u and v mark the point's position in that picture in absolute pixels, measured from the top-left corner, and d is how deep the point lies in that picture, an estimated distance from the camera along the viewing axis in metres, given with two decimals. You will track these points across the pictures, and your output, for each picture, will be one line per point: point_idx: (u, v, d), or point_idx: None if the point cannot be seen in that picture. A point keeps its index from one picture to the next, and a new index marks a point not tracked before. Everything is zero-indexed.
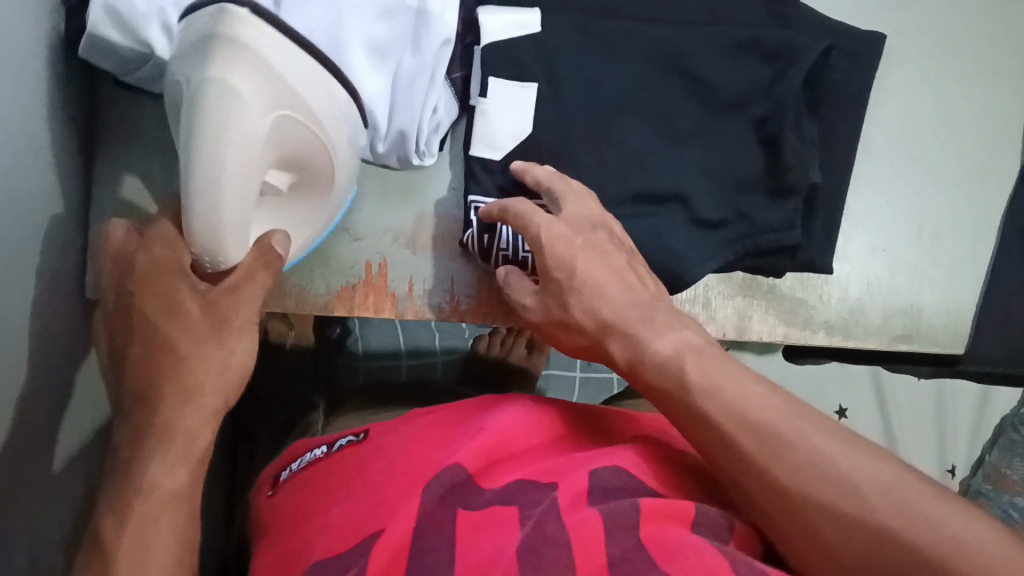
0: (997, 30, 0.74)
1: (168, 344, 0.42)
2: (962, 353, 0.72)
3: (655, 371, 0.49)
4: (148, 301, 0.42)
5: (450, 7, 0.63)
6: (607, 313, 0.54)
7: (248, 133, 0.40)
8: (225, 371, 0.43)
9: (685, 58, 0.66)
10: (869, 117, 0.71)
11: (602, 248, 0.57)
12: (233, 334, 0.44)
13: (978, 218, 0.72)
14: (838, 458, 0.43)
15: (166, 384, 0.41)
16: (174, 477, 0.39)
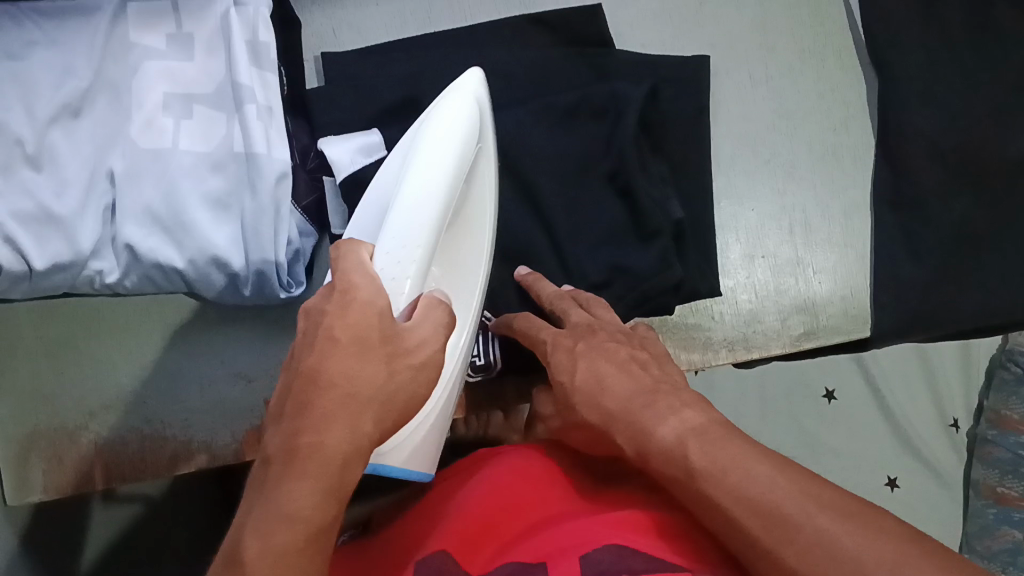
0: (811, 13, 0.75)
1: (339, 364, 0.37)
2: (868, 335, 0.72)
3: (662, 461, 0.43)
4: (339, 328, 0.38)
5: (275, 143, 0.64)
6: (610, 405, 0.49)
7: (444, 176, 0.51)
8: (394, 401, 0.39)
9: (517, 135, 0.67)
10: (713, 133, 0.72)
11: (604, 346, 0.55)
12: (402, 374, 0.39)
13: (847, 198, 0.73)
14: (841, 536, 0.35)
15: (344, 405, 0.37)
16: (313, 509, 0.35)
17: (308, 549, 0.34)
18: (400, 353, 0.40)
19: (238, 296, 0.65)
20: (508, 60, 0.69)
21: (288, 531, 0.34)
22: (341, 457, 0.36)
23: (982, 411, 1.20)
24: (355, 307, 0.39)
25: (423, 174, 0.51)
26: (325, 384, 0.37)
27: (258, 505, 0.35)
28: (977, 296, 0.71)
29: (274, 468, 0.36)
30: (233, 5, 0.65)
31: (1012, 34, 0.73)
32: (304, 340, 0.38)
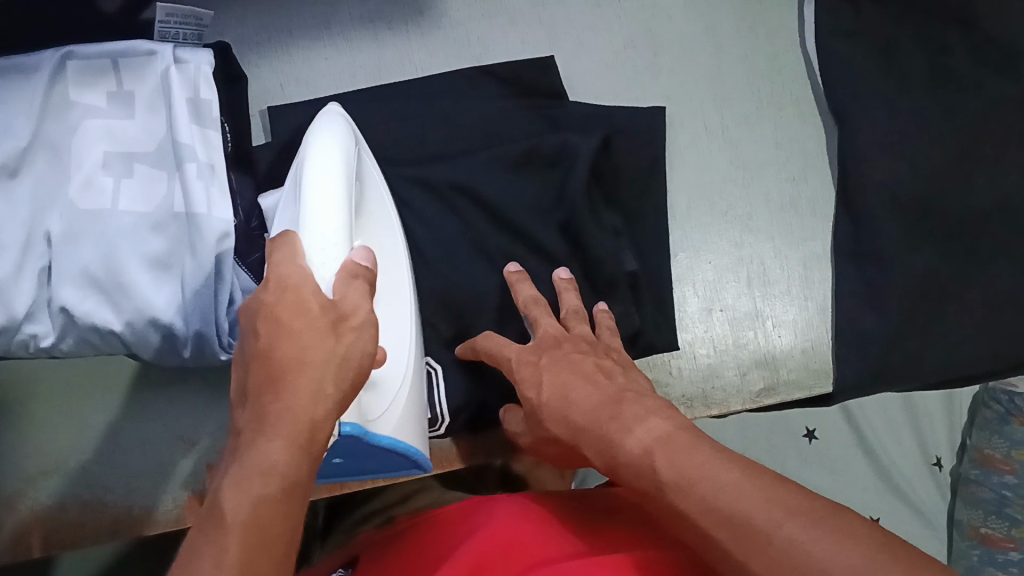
0: (766, 64, 0.75)
1: (286, 340, 0.40)
2: (831, 390, 0.70)
3: (633, 476, 0.44)
4: (284, 310, 0.41)
5: (216, 203, 0.61)
6: (578, 419, 0.50)
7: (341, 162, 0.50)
8: (349, 366, 0.41)
9: (472, 186, 0.64)
10: (670, 184, 0.72)
11: (570, 357, 0.55)
12: (351, 329, 0.42)
13: (806, 248, 0.72)
14: (814, 542, 0.35)
15: (300, 372, 0.40)
16: (277, 455, 0.38)
17: (282, 500, 0.37)
18: (348, 321, 0.42)
19: (178, 356, 0.63)
20: (457, 111, 0.68)
21: (263, 487, 0.37)
22: (305, 421, 0.39)
23: (966, 450, 1.12)
24: (293, 289, 0.42)
25: (323, 148, 0.50)
26: (275, 360, 0.40)
27: (232, 469, 0.38)
28: (941, 350, 0.69)
29: (245, 438, 0.39)
30: (174, 62, 0.64)
31: (973, 81, 0.71)
32: (249, 331, 0.42)
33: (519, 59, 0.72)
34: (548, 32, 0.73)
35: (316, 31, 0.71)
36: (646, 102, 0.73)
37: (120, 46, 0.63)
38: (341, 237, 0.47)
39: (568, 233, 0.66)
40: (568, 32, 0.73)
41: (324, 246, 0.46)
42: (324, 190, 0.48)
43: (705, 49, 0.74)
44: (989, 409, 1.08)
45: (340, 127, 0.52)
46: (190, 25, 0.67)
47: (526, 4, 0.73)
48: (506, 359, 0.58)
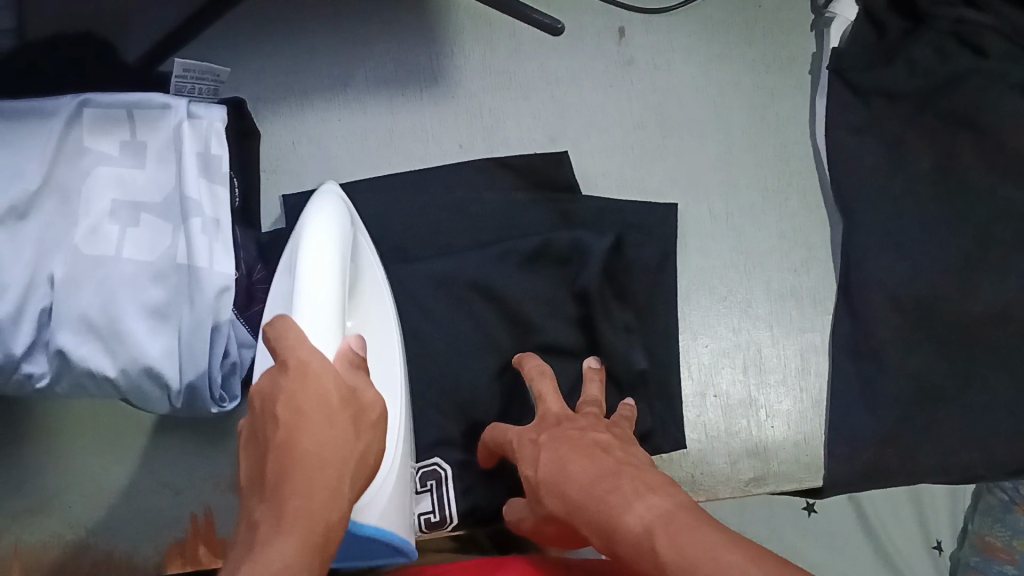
0: (775, 153, 0.76)
1: (308, 433, 0.41)
2: (821, 485, 0.69)
3: (632, 555, 0.42)
4: (304, 400, 0.41)
5: (219, 257, 0.62)
6: (572, 493, 0.48)
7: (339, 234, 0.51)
8: (364, 458, 0.43)
9: (483, 281, 0.66)
10: (681, 267, 0.72)
11: (567, 433, 0.54)
12: (366, 427, 0.44)
13: (802, 341, 0.72)
14: None
15: (324, 469, 0.41)
16: (289, 552, 0.38)
17: None
18: (364, 416, 0.44)
19: (166, 407, 0.63)
20: (467, 198, 0.69)
21: None
22: (325, 516, 0.40)
23: (966, 534, 1.10)
24: (315, 378, 0.42)
25: (322, 226, 0.50)
26: (299, 455, 0.40)
27: (247, 562, 0.38)
28: (936, 449, 0.68)
29: (262, 531, 0.39)
30: (187, 116, 0.65)
31: (980, 182, 0.71)
32: (268, 418, 0.42)
33: (531, 152, 0.73)
34: (562, 110, 0.74)
35: (332, 94, 0.72)
36: (662, 199, 0.73)
37: (136, 97, 0.64)
38: (335, 320, 0.47)
39: (574, 327, 0.68)
40: (581, 112, 0.75)
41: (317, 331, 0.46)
42: (319, 269, 0.48)
43: (716, 134, 0.75)
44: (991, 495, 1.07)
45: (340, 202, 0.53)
46: (206, 81, 0.68)
47: (540, 81, 0.75)
48: (509, 437, 0.58)
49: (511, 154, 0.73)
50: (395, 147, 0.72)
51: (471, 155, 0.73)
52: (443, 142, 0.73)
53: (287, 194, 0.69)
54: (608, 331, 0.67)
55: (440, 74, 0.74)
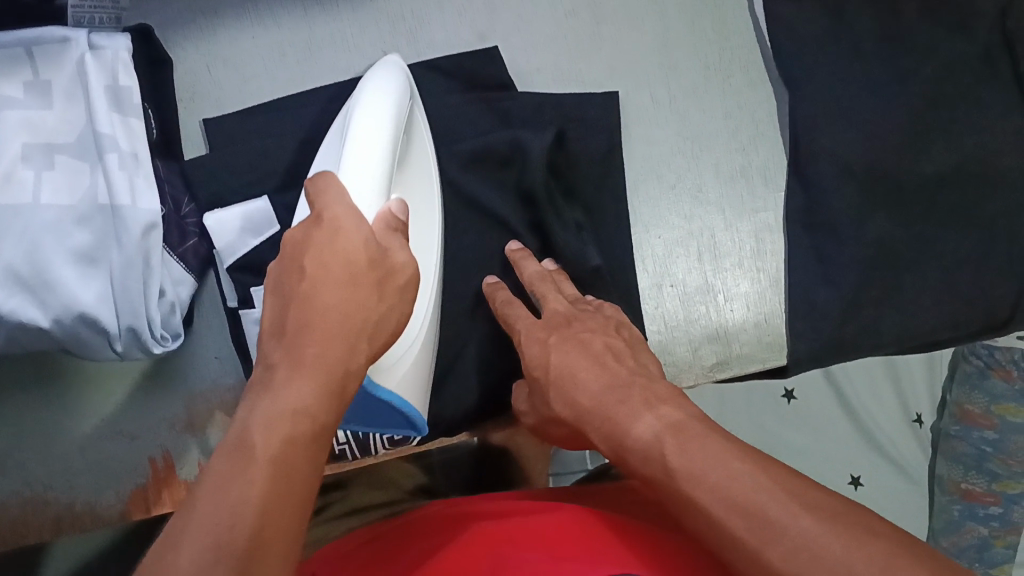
0: (713, 29, 0.73)
1: (331, 291, 0.40)
2: (785, 363, 0.69)
3: (641, 462, 0.41)
4: (330, 258, 0.41)
5: (141, 194, 0.59)
6: (583, 401, 0.47)
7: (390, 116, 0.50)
8: (385, 322, 0.42)
9: None
10: (627, 157, 0.70)
11: (579, 337, 0.52)
12: (390, 290, 0.43)
13: (755, 220, 0.70)
14: (830, 539, 0.33)
15: (342, 325, 0.40)
16: (301, 397, 0.37)
17: (308, 443, 0.36)
18: (391, 281, 0.43)
19: (108, 354, 0.60)
20: None
21: (294, 425, 0.36)
22: (340, 369, 0.39)
23: (944, 405, 1.11)
24: (346, 238, 0.42)
25: (374, 100, 0.51)
26: (321, 313, 0.40)
27: (260, 402, 0.37)
28: (900, 318, 0.68)
29: (277, 374, 0.38)
30: (89, 48, 0.61)
31: (925, 40, 0.70)
32: (292, 269, 0.41)
33: (460, 52, 0.70)
34: (488, 4, 0.71)
35: (243, 10, 0.68)
36: (600, 88, 0.71)
37: (31, 32, 0.59)
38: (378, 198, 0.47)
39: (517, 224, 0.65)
40: (508, 5, 0.71)
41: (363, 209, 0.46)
42: (370, 138, 0.48)
43: (650, 15, 0.72)
44: (968, 363, 1.07)
45: (394, 83, 0.53)
46: (106, 7, 0.64)
47: None
48: (517, 325, 0.57)
49: (440, 56, 0.70)
50: (318, 63, 0.69)
51: (397, 61, 0.70)
52: (367, 52, 0.70)
53: (207, 121, 0.66)
54: (557, 228, 0.65)
55: None
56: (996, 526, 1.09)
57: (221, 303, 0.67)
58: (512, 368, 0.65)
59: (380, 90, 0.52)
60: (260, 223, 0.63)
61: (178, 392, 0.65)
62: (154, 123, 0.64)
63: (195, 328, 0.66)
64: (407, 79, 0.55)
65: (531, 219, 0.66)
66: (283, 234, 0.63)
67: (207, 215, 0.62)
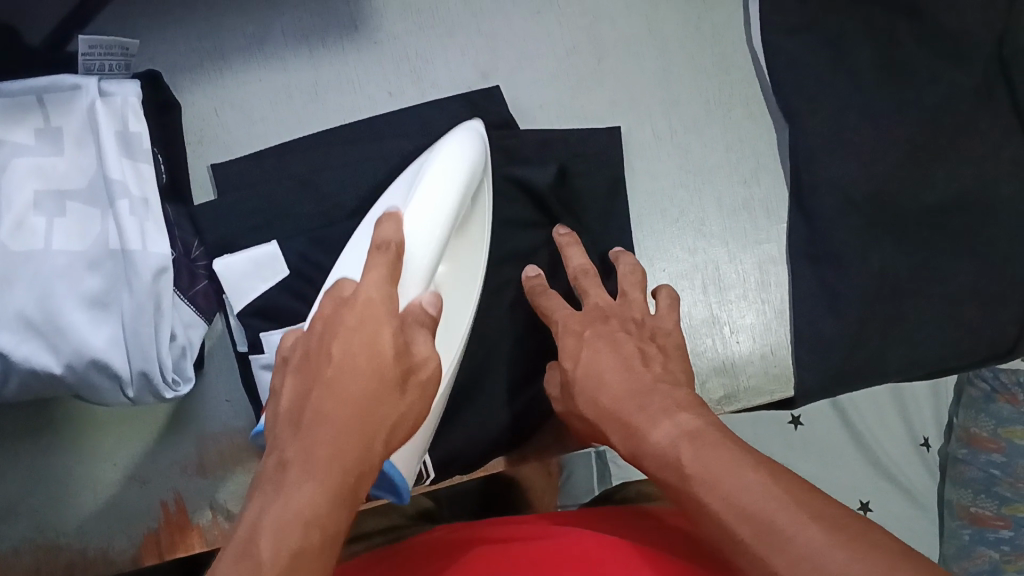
0: (713, 63, 0.74)
1: (352, 387, 0.42)
2: (793, 395, 0.69)
3: (656, 467, 0.44)
4: (355, 350, 0.43)
5: (151, 239, 0.60)
6: (608, 403, 0.50)
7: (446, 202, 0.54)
8: (406, 420, 0.44)
9: None
10: (631, 192, 0.71)
11: (613, 336, 0.55)
12: (411, 381, 0.44)
13: (758, 253, 0.71)
14: (833, 547, 0.34)
15: (361, 423, 0.41)
16: (311, 501, 0.38)
17: (319, 549, 0.37)
18: (413, 377, 0.45)
19: (121, 399, 0.61)
20: (401, 146, 0.67)
21: (304, 532, 0.37)
22: (357, 468, 0.40)
23: (952, 429, 1.13)
24: (372, 330, 0.44)
25: (435, 176, 0.55)
26: (343, 407, 0.41)
27: (271, 506, 0.38)
28: (905, 347, 0.68)
29: (292, 472, 0.39)
30: (100, 95, 0.61)
31: (922, 71, 0.70)
32: (318, 359, 0.43)
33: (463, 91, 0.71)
34: (490, 43, 0.72)
35: (250, 55, 0.70)
36: (603, 124, 0.72)
37: (44, 79, 0.61)
38: (422, 278, 0.51)
39: (525, 262, 0.66)
40: (511, 44, 0.72)
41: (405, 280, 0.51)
42: (422, 222, 0.52)
43: (650, 51, 0.73)
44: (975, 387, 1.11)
45: (461, 158, 0.56)
46: (115, 55, 0.65)
47: (464, 15, 0.72)
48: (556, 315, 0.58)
49: (444, 96, 0.71)
50: (323, 104, 0.70)
51: (402, 102, 0.71)
52: (372, 92, 0.70)
53: (215, 163, 0.67)
54: None
55: (359, 19, 0.71)
56: (1006, 551, 1.10)
57: (231, 346, 0.67)
58: (521, 404, 0.66)
59: (454, 156, 0.56)
60: (269, 267, 0.63)
61: (188, 433, 0.66)
62: (163, 168, 0.64)
63: (205, 370, 0.66)
64: (478, 146, 0.58)
65: (538, 257, 0.67)
66: (292, 275, 0.64)
67: (217, 259, 0.63)
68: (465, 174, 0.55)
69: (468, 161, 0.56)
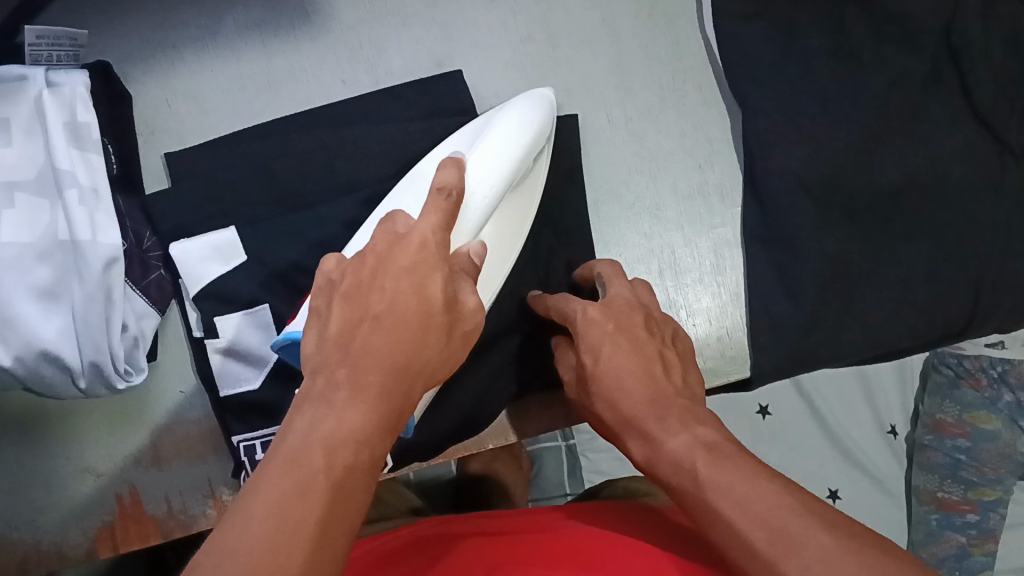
0: (667, 48, 0.74)
1: (393, 330, 0.41)
2: (750, 375, 0.70)
3: (671, 473, 0.45)
4: (401, 280, 0.42)
5: (101, 229, 0.59)
6: (626, 407, 0.50)
7: (510, 159, 0.55)
8: (445, 364, 0.44)
9: None
10: (588, 177, 0.72)
11: (635, 331, 0.54)
12: (455, 332, 0.44)
13: (713, 237, 0.72)
14: (838, 557, 0.36)
15: (404, 368, 0.41)
16: (350, 421, 0.38)
17: (355, 476, 0.37)
18: (457, 325, 0.44)
19: (73, 391, 0.60)
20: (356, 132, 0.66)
21: (344, 455, 0.37)
22: (391, 418, 0.40)
23: (919, 416, 1.14)
24: (426, 266, 0.43)
25: (501, 128, 0.56)
26: (393, 346, 0.41)
27: (319, 422, 0.38)
28: (860, 327, 0.69)
29: (337, 398, 0.39)
30: (47, 85, 0.60)
31: (870, 55, 0.71)
32: (369, 287, 0.43)
33: (418, 79, 0.71)
34: (444, 31, 0.72)
35: (201, 45, 0.69)
36: (557, 111, 0.72)
37: None
38: (470, 232, 0.52)
39: None
40: (464, 32, 0.72)
41: (458, 225, 0.52)
42: (483, 173, 0.53)
43: (604, 38, 0.73)
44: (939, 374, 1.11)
45: (529, 114, 0.58)
46: (63, 46, 0.64)
47: (417, 3, 0.72)
48: (573, 304, 0.58)
49: (398, 85, 0.71)
50: (275, 93, 0.70)
51: (357, 90, 0.71)
52: (325, 81, 0.70)
53: (168, 153, 0.67)
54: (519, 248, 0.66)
55: (311, 7, 0.70)
56: (974, 534, 1.10)
57: (185, 337, 0.66)
58: (480, 388, 0.66)
59: (518, 111, 0.58)
60: (226, 254, 0.63)
61: (141, 424, 0.65)
62: (114, 159, 0.64)
63: (160, 361, 0.66)
64: (546, 111, 0.60)
65: None
66: (250, 262, 0.63)
67: (173, 245, 0.63)
68: (527, 131, 0.57)
69: (531, 126, 0.57)
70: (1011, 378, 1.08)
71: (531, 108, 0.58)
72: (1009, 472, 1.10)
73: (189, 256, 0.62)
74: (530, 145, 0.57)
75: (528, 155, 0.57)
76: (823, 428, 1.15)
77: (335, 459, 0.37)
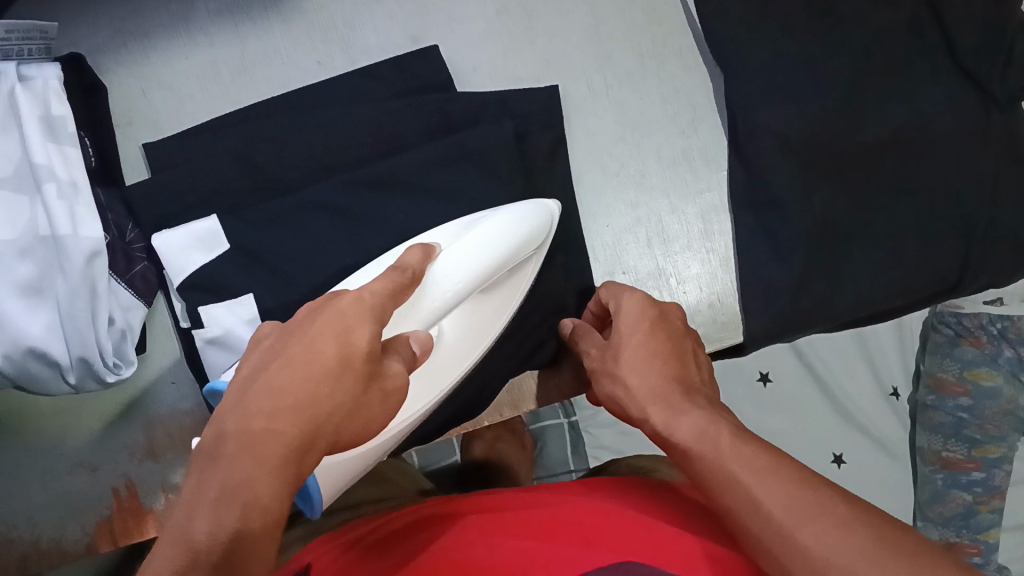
0: (645, 13, 0.73)
1: (300, 376, 0.40)
2: (742, 340, 0.71)
3: (689, 438, 0.44)
4: (316, 340, 0.42)
5: (81, 223, 0.59)
6: (653, 380, 0.50)
7: (479, 260, 0.54)
8: (362, 415, 0.43)
9: None
10: (571, 149, 0.71)
11: (672, 326, 0.55)
12: (372, 390, 0.43)
13: (700, 203, 0.72)
14: (853, 529, 0.37)
15: (311, 417, 0.40)
16: (256, 482, 0.37)
17: (255, 535, 0.36)
18: (377, 377, 0.44)
19: (62, 387, 0.60)
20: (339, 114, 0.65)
21: (242, 516, 0.36)
22: (298, 443, 0.39)
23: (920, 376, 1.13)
24: (348, 333, 0.42)
25: (481, 230, 0.56)
26: (301, 392, 0.40)
27: (207, 480, 0.37)
28: (851, 286, 0.69)
29: (226, 449, 0.38)
30: (19, 80, 0.59)
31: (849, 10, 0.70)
32: (284, 345, 0.42)
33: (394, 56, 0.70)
34: (418, 5, 0.71)
35: (173, 32, 0.68)
36: (536, 83, 0.71)
37: None
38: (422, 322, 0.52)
39: None
40: (439, 6, 0.71)
41: (406, 313, 0.51)
42: (448, 269, 0.53)
43: (580, 6, 0.72)
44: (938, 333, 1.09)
45: (512, 219, 0.57)
46: (34, 38, 0.61)
47: None
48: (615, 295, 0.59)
49: (374, 63, 0.70)
50: (250, 78, 0.69)
51: (332, 71, 0.70)
52: (300, 63, 0.70)
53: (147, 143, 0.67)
54: None
55: None
56: (980, 492, 1.10)
57: (173, 326, 0.66)
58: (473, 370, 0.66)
59: (505, 217, 0.57)
60: (210, 241, 0.62)
61: (134, 416, 0.65)
62: (92, 152, 0.64)
63: (149, 352, 0.65)
64: (540, 224, 0.59)
65: None
66: (233, 249, 0.62)
67: (156, 236, 0.62)
68: (508, 239, 0.56)
69: (513, 236, 0.56)
70: (1011, 334, 1.04)
71: (518, 216, 0.58)
72: (1011, 428, 1.09)
73: (171, 246, 0.62)
74: (508, 254, 0.56)
75: (506, 263, 0.56)
76: (822, 391, 1.15)
77: (228, 519, 0.36)
